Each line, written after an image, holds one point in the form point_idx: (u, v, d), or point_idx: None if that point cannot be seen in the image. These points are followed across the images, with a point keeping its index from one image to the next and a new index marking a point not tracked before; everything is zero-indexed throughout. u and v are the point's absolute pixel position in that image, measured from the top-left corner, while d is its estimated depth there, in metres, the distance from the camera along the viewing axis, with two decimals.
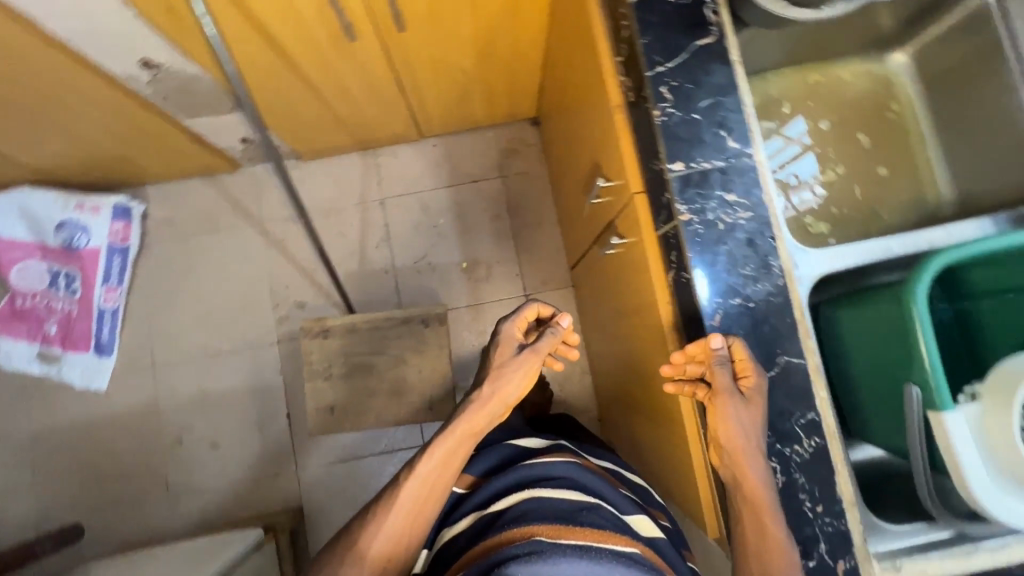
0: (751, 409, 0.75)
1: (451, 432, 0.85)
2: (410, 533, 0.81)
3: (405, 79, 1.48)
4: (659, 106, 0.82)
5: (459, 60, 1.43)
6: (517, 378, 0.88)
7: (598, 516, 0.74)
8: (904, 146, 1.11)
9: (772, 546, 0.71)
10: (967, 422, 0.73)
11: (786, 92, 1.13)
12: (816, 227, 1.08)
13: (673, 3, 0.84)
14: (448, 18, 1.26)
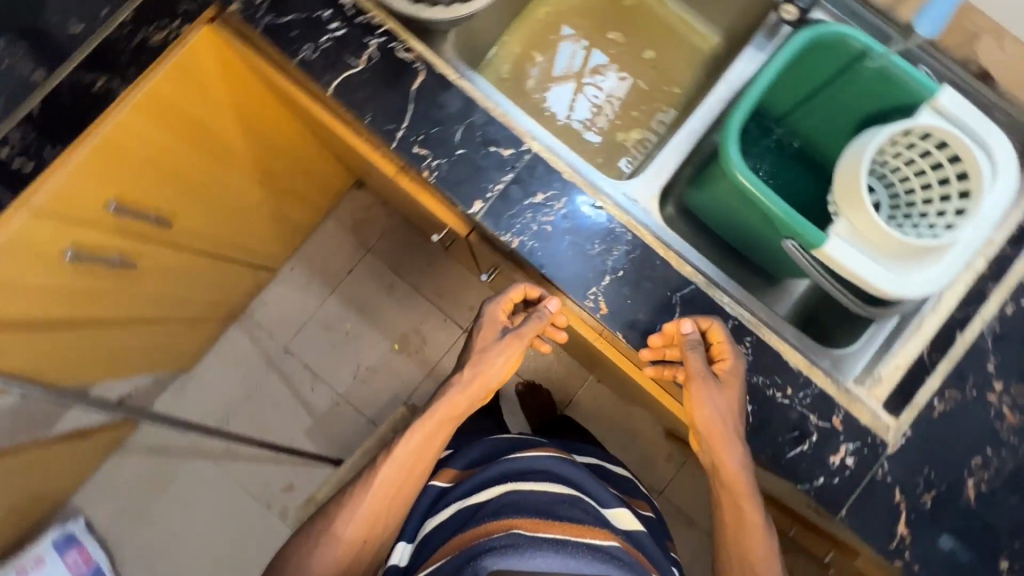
0: (727, 393, 0.75)
1: (434, 420, 0.83)
2: (382, 517, 0.81)
3: (217, 252, 1.32)
4: (424, 166, 0.79)
5: (247, 201, 1.28)
6: (498, 363, 0.83)
7: (580, 509, 0.74)
8: (651, 17, 1.11)
9: (752, 525, 0.76)
10: (843, 240, 0.76)
11: (528, 44, 1.10)
12: (631, 138, 1.08)
13: (367, 69, 0.80)
14: (200, 183, 1.13)
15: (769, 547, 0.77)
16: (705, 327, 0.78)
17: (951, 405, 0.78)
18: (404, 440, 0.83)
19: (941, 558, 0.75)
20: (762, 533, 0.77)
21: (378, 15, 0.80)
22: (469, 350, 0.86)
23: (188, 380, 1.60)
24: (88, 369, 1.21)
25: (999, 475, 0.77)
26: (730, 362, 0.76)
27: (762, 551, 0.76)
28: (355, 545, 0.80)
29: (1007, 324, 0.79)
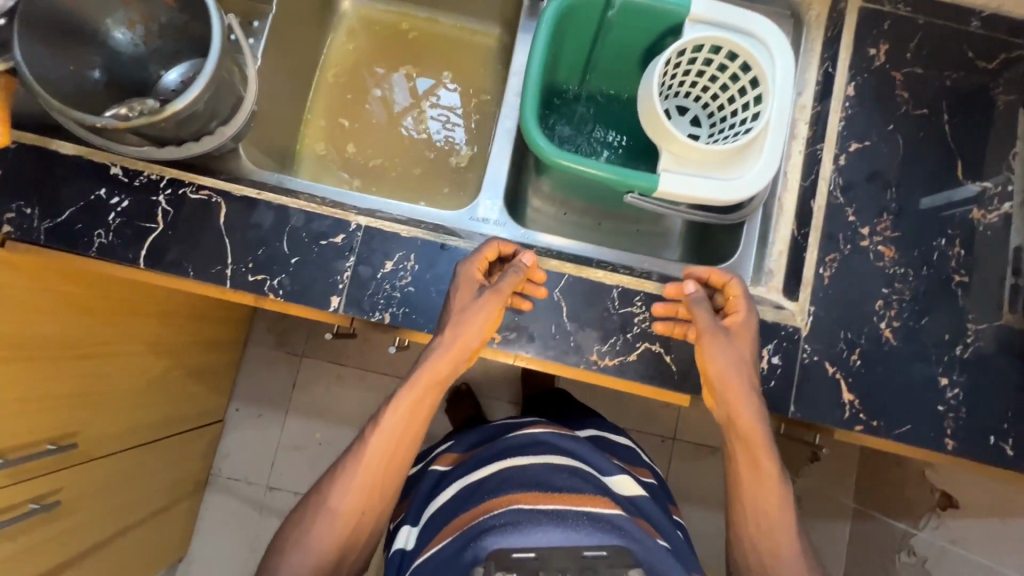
0: (737, 347, 0.71)
1: (421, 390, 0.71)
2: (364, 512, 0.70)
3: (152, 436, 1.26)
4: (267, 289, 0.76)
5: (156, 376, 1.22)
6: (480, 323, 0.70)
7: (579, 479, 0.73)
8: (435, 36, 1.10)
9: (771, 479, 0.70)
10: (670, 172, 0.76)
11: (330, 114, 1.07)
12: (464, 158, 1.06)
13: (167, 227, 0.76)
14: (99, 388, 1.07)
15: (789, 510, 0.70)
16: (722, 282, 0.76)
17: (836, 266, 0.81)
18: (385, 414, 0.71)
19: (890, 404, 0.79)
20: (779, 490, 0.70)
21: (155, 170, 0.78)
22: (443, 308, 0.74)
23: (188, 565, 1.53)
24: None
25: (903, 306, 0.80)
26: (743, 310, 0.73)
27: (780, 512, 0.70)
28: (340, 549, 0.69)
29: (848, 173, 0.83)
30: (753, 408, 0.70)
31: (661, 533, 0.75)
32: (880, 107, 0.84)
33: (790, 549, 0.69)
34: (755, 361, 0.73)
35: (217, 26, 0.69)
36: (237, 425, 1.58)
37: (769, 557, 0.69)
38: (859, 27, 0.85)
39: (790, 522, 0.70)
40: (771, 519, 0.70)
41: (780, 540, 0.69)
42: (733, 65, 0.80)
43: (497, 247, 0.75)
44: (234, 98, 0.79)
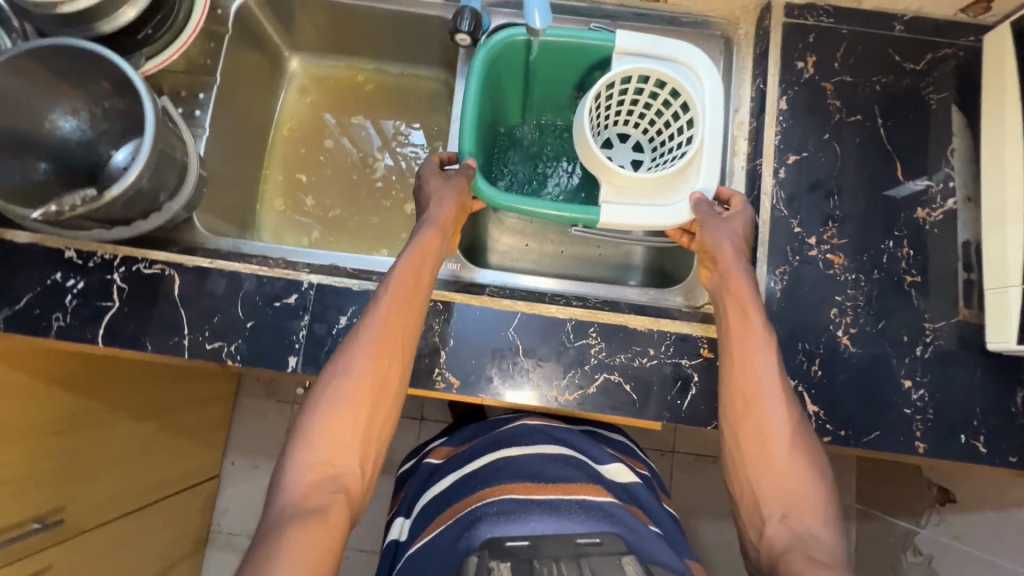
0: (734, 223, 0.76)
1: (420, 254, 0.75)
2: (381, 376, 0.69)
3: (149, 500, 1.26)
4: (225, 355, 0.77)
5: (144, 440, 1.23)
6: (446, 209, 0.77)
7: (575, 469, 0.77)
8: (383, 88, 1.12)
9: (767, 362, 0.69)
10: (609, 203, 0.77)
11: (288, 170, 1.10)
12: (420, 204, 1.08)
13: (123, 304, 0.78)
14: (82, 458, 1.07)
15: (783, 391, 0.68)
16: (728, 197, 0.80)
17: (787, 278, 0.81)
18: (387, 280, 0.73)
19: (856, 412, 0.78)
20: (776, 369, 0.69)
21: (108, 250, 0.79)
22: (422, 204, 0.81)
23: None
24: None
25: (859, 312, 0.81)
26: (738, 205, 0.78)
27: (772, 390, 0.68)
28: (365, 406, 0.67)
29: (789, 185, 0.84)
30: (744, 270, 0.73)
31: (653, 519, 0.77)
32: (814, 117, 0.85)
33: (781, 454, 0.65)
34: (746, 241, 0.77)
35: (149, 108, 0.70)
36: (232, 478, 1.57)
37: (768, 456, 0.65)
38: (785, 42, 0.87)
39: (804, 465, 0.65)
40: (770, 416, 0.67)
41: (803, 476, 0.64)
42: (663, 91, 0.82)
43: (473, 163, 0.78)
44: (179, 172, 0.80)
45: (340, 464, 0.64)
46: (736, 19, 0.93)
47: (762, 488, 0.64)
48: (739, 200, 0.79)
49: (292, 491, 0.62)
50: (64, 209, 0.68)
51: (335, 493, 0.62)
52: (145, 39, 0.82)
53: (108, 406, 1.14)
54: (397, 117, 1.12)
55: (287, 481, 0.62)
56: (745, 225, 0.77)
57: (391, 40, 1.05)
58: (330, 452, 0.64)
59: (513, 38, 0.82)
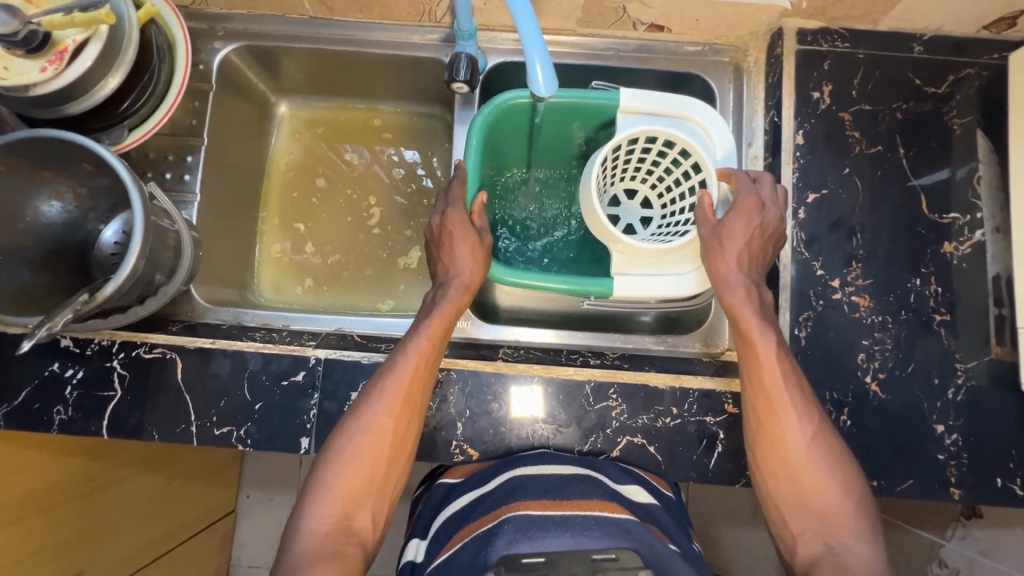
0: (738, 226, 0.70)
1: (451, 310, 0.74)
2: (398, 433, 0.68)
3: (167, 547, 1.22)
4: (234, 440, 0.74)
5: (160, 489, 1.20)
6: (468, 260, 0.75)
7: (587, 484, 0.67)
8: (376, 126, 1.06)
9: (796, 399, 0.65)
10: (619, 274, 0.76)
11: (285, 218, 1.04)
12: (414, 258, 1.03)
13: (125, 392, 0.75)
14: (97, 519, 1.05)
15: (816, 438, 0.65)
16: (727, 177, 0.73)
17: (811, 324, 0.78)
18: (416, 334, 0.72)
19: (887, 460, 0.76)
20: (808, 414, 0.65)
21: (105, 335, 0.76)
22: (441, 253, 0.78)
23: None
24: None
25: (886, 356, 0.78)
26: (738, 194, 0.71)
27: (800, 441, 0.65)
28: (378, 468, 0.67)
29: (809, 226, 0.80)
30: (744, 292, 0.68)
31: (670, 538, 0.65)
32: (832, 151, 0.81)
33: (826, 514, 0.63)
34: (755, 260, 0.70)
35: (135, 196, 0.66)
36: (251, 510, 1.49)
37: (811, 497, 0.63)
38: (798, 71, 0.83)
39: (843, 519, 0.62)
40: (797, 448, 0.65)
41: (835, 524, 0.62)
42: (672, 151, 0.79)
43: (481, 201, 0.79)
44: (175, 248, 0.78)
45: (356, 516, 0.65)
46: (745, 46, 0.88)
47: (804, 534, 0.63)
48: (739, 181, 0.72)
49: (308, 540, 0.63)
50: (53, 329, 0.61)
51: (354, 543, 0.64)
52: (128, 111, 0.79)
53: (121, 464, 1.11)
54: (393, 157, 1.07)
55: (299, 532, 0.64)
56: (750, 228, 0.70)
57: (383, 80, 1.00)
58: (346, 506, 0.65)
59: (513, 101, 0.80)
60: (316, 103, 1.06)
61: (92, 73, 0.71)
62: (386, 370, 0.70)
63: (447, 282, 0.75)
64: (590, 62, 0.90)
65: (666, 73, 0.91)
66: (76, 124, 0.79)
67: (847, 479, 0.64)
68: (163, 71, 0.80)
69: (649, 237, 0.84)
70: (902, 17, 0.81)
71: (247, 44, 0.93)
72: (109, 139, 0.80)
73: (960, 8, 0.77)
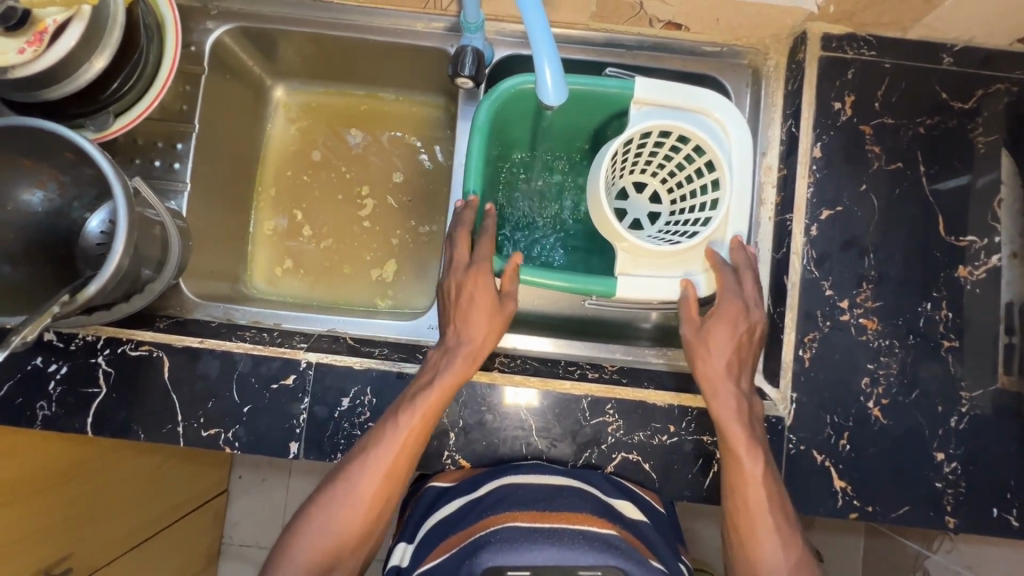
0: (728, 333, 0.70)
1: (450, 385, 0.69)
2: (376, 505, 0.66)
3: (157, 529, 1.22)
4: (222, 442, 0.73)
5: (150, 476, 1.18)
6: (477, 336, 0.71)
7: (578, 497, 0.65)
8: (375, 115, 1.02)
9: (757, 490, 0.66)
10: (621, 272, 0.73)
11: (278, 208, 1.01)
12: (389, 272, 1.00)
13: (111, 389, 0.73)
14: (85, 505, 1.03)
15: (779, 517, 0.65)
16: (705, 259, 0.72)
17: (816, 346, 0.76)
18: (412, 406, 0.68)
19: (884, 486, 0.75)
20: (767, 495, 0.66)
21: (90, 330, 0.74)
22: (452, 319, 0.73)
23: None
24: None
25: (891, 381, 0.76)
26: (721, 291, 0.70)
27: (763, 512, 0.65)
28: (352, 540, 0.65)
29: (821, 244, 0.78)
30: (725, 362, 0.69)
31: (657, 557, 0.63)
32: (850, 166, 0.78)
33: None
34: (742, 356, 0.70)
35: (117, 188, 0.63)
36: (245, 491, 1.48)
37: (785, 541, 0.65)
38: (820, 80, 0.79)
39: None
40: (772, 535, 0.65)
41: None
42: (686, 147, 0.75)
43: (514, 264, 0.74)
44: (161, 240, 0.75)
45: None
46: (766, 48, 0.84)
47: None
48: (720, 266, 0.71)
49: None
50: (27, 339, 0.57)
51: None
52: (115, 95, 0.75)
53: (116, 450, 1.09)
54: (392, 150, 1.03)
55: None
56: (735, 335, 0.70)
57: (384, 66, 0.95)
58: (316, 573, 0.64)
59: (519, 87, 0.76)
60: (315, 87, 1.01)
61: (76, 55, 0.67)
62: (376, 438, 0.68)
63: (451, 351, 0.71)
64: (600, 58, 0.85)
65: (682, 74, 0.86)
66: (56, 108, 0.74)
67: (793, 544, 0.65)
68: (152, 52, 0.76)
69: (655, 234, 0.81)
70: (933, 26, 0.76)
71: (243, 25, 0.89)
72: (93, 124, 0.76)
73: (997, 21, 0.72)
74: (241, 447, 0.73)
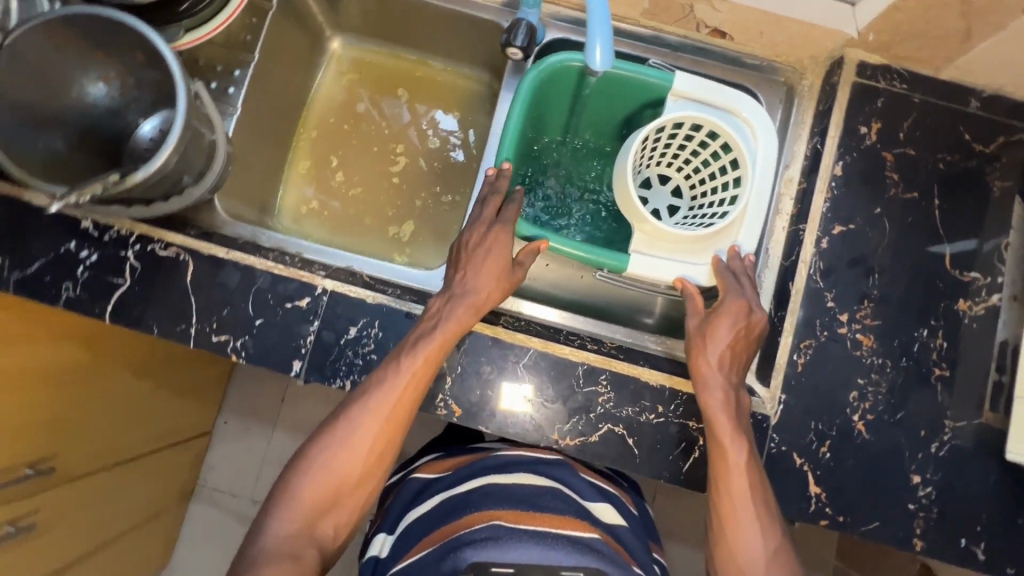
0: (726, 326, 0.70)
1: (454, 331, 0.72)
2: (375, 446, 0.68)
3: (141, 451, 1.23)
4: (230, 350, 0.76)
5: (149, 396, 1.20)
6: (484, 291, 0.74)
7: (560, 500, 0.65)
8: (421, 80, 1.07)
9: (741, 483, 0.65)
10: (636, 250, 0.76)
11: (315, 153, 1.05)
12: (406, 231, 1.03)
13: (135, 283, 0.77)
14: (87, 407, 1.05)
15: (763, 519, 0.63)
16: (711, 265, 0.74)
17: (811, 353, 0.79)
18: (415, 350, 0.71)
19: (858, 499, 0.76)
20: (750, 492, 0.64)
21: (125, 225, 0.78)
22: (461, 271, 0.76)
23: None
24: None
25: (879, 399, 0.78)
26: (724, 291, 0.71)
27: (745, 511, 0.63)
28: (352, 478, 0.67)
29: (829, 257, 0.80)
30: (717, 354, 0.69)
31: (635, 561, 0.64)
32: (868, 188, 0.81)
33: None
34: (739, 347, 0.70)
35: (181, 90, 0.67)
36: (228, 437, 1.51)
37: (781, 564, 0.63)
38: (851, 103, 0.83)
39: None
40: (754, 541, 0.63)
41: None
42: (714, 143, 0.78)
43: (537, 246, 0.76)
44: (207, 151, 0.79)
45: (320, 525, 0.65)
46: (803, 68, 0.88)
47: None
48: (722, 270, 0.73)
49: (270, 538, 0.63)
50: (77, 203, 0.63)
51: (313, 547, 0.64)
52: (189, 12, 0.80)
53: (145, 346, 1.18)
54: (431, 116, 1.07)
55: (265, 529, 0.64)
56: (734, 330, 0.70)
57: (439, 34, 1.00)
58: (313, 514, 0.65)
59: (566, 63, 0.80)
60: (369, 45, 1.06)
61: None
62: (376, 381, 0.70)
63: (457, 300, 0.74)
64: (645, 54, 0.90)
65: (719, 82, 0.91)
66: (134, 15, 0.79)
67: (774, 535, 0.63)
68: None
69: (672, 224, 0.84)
70: (964, 69, 0.80)
71: None
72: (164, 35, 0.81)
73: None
74: (247, 358, 0.76)
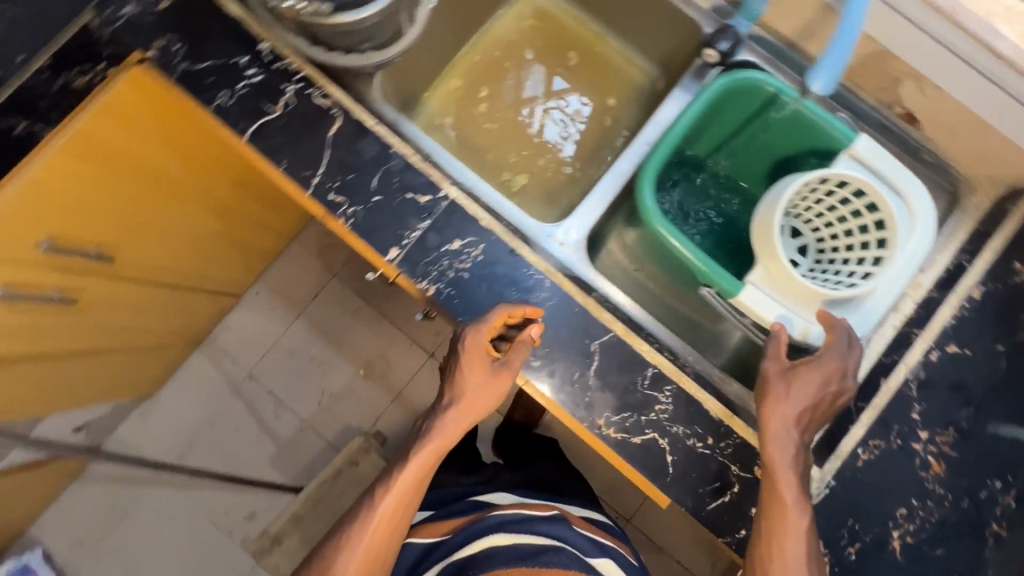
0: (806, 387, 0.69)
1: (466, 414, 0.74)
2: (390, 528, 0.74)
3: (185, 282, 1.25)
4: (339, 213, 0.78)
5: (214, 235, 1.22)
6: (495, 383, 0.74)
7: (563, 556, 0.77)
8: (593, 51, 1.08)
9: (797, 540, 0.66)
10: (753, 283, 0.75)
11: (469, 76, 1.07)
12: (517, 182, 1.04)
13: (283, 117, 0.79)
14: (160, 218, 1.07)
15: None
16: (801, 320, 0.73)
17: (876, 453, 0.76)
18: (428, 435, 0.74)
19: None
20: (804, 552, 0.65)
21: (297, 61, 0.80)
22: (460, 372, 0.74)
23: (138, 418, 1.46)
24: (40, 406, 1.15)
25: (925, 526, 0.75)
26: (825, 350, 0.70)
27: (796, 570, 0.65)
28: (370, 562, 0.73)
29: (932, 371, 0.78)
30: (797, 410, 0.68)
31: None
32: (998, 322, 0.78)
33: None
34: (815, 413, 0.69)
35: None
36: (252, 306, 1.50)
37: None
38: (1013, 236, 0.80)
39: None
40: None
41: None
42: (868, 217, 0.77)
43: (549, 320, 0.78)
44: (394, 31, 0.81)
45: None
46: (976, 183, 0.84)
47: None
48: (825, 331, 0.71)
49: None
50: None
51: None
52: None
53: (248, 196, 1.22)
54: (588, 87, 1.08)
55: None
56: (821, 391, 0.69)
57: (633, 15, 1.00)
58: None
59: (760, 83, 0.80)
60: (560, 1, 1.08)
61: None
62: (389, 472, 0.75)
63: (459, 397, 0.74)
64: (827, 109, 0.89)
65: None
66: None
67: None
68: None
69: None
70: None
71: None
72: None
73: None
74: (351, 226, 0.78)
